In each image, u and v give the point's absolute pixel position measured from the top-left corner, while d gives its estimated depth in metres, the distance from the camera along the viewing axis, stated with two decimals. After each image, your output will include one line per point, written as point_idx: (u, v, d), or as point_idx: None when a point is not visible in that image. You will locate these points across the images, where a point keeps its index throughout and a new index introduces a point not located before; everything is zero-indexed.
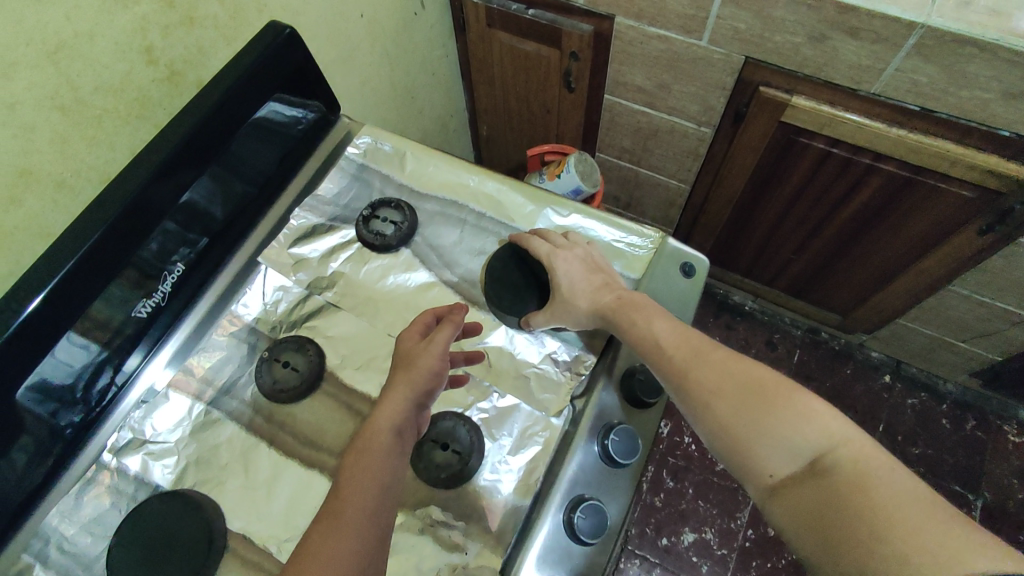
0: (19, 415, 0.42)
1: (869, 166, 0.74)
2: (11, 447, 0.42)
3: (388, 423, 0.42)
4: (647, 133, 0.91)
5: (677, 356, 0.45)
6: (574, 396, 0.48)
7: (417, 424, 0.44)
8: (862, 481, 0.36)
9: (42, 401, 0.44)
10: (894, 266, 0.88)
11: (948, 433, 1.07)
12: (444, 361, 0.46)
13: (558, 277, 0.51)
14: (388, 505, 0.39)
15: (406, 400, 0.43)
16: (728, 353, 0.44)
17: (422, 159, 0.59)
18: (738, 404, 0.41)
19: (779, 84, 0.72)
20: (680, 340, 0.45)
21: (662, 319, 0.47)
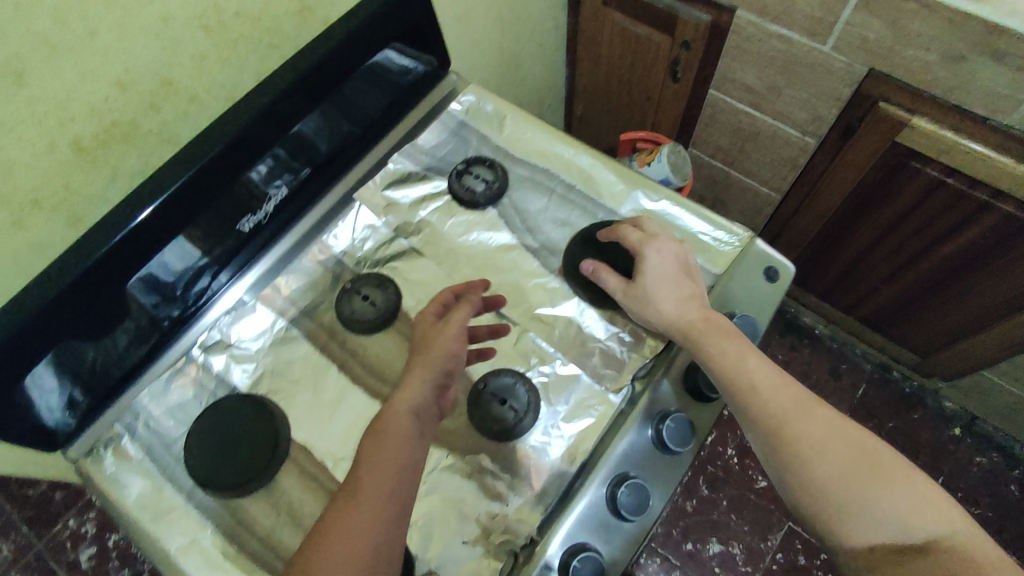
0: (126, 302, 0.47)
1: (985, 203, 0.70)
2: (114, 328, 0.47)
3: (406, 406, 0.43)
4: (747, 135, 0.88)
5: (777, 402, 0.43)
6: (635, 377, 0.48)
7: (438, 405, 0.45)
8: (975, 574, 0.35)
9: (148, 292, 0.48)
10: (992, 313, 0.82)
11: (1017, 500, 1.00)
12: (461, 341, 0.47)
13: (647, 267, 0.48)
14: None
15: (422, 382, 0.44)
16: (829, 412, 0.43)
17: (520, 125, 0.60)
18: (844, 466, 0.40)
19: (900, 102, 0.69)
20: (779, 384, 0.44)
21: (757, 355, 0.45)
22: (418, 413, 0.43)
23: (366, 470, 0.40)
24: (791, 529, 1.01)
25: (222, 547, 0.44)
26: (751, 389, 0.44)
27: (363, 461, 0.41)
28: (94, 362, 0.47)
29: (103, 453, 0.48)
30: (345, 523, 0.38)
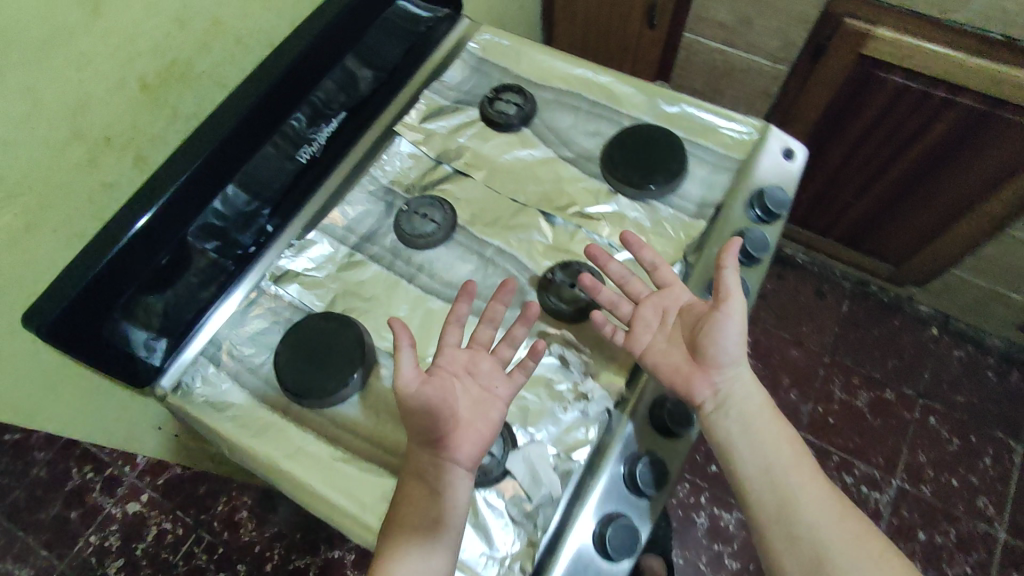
0: (184, 251, 0.48)
1: (945, 99, 0.78)
2: (180, 272, 0.48)
3: (420, 462, 0.44)
4: (722, 72, 0.96)
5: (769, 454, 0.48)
6: (686, 253, 0.53)
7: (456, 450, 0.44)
8: None
9: (208, 241, 0.50)
10: (957, 208, 0.91)
11: (993, 383, 1.10)
12: (443, 394, 0.45)
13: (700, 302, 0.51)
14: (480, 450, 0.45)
15: (419, 444, 0.45)
16: (810, 466, 0.48)
17: (537, 55, 0.64)
18: (817, 519, 0.46)
19: (863, 16, 0.76)
20: (768, 434, 0.49)
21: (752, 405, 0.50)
22: (425, 476, 0.44)
23: (394, 530, 0.43)
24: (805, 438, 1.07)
25: (329, 449, 0.46)
26: (757, 458, 0.48)
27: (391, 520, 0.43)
28: (164, 309, 0.48)
29: (190, 383, 0.49)
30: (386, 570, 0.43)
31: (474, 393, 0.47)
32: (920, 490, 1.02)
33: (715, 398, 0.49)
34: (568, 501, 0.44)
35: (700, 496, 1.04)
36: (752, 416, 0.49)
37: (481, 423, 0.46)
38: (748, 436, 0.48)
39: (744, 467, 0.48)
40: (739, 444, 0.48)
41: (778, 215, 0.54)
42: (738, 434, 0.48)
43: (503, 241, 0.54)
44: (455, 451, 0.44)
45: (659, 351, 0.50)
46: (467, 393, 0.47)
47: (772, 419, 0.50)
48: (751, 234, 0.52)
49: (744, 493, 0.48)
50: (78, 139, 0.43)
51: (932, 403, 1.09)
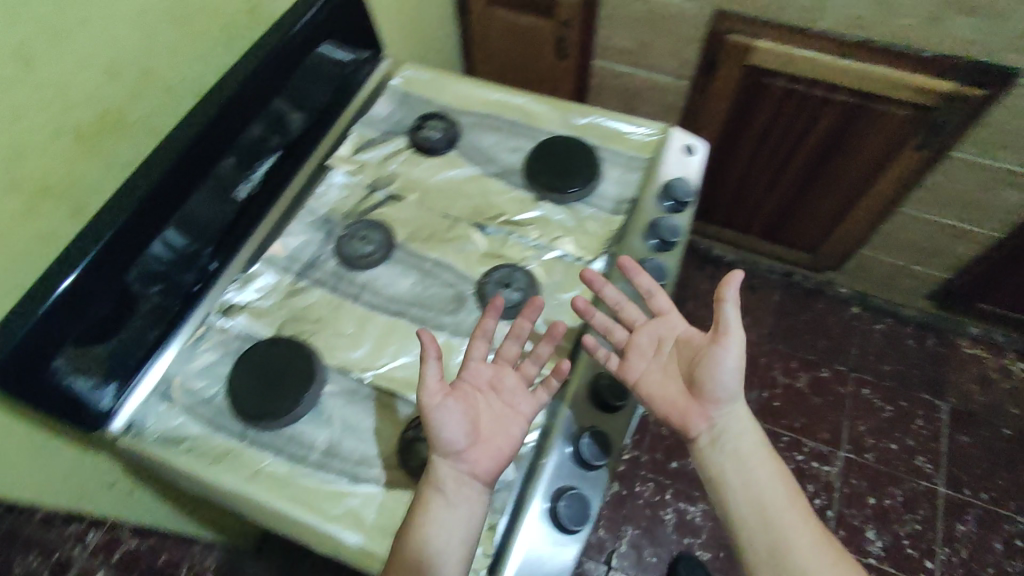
0: (127, 294, 0.49)
1: (824, 98, 0.89)
2: (126, 316, 0.50)
3: (443, 472, 0.46)
4: (632, 93, 1.04)
5: (764, 492, 0.50)
6: (608, 245, 0.57)
7: (478, 463, 0.47)
8: None
9: (151, 283, 0.51)
10: (853, 194, 1.02)
11: (913, 350, 1.19)
12: (466, 407, 0.48)
13: (698, 337, 0.54)
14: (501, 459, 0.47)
15: (445, 458, 0.46)
16: (802, 506, 0.50)
17: (457, 86, 0.69)
18: (808, 559, 0.47)
19: (743, 31, 0.86)
20: (761, 472, 0.51)
21: (745, 445, 0.52)
22: (445, 487, 0.45)
23: (411, 534, 0.44)
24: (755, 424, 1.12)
25: (289, 466, 0.48)
26: (751, 496, 0.50)
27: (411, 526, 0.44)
28: (110, 352, 0.49)
29: (143, 423, 0.50)
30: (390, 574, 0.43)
31: (498, 408, 0.50)
32: (864, 457, 1.09)
33: (708, 430, 0.53)
34: (523, 480, 0.48)
35: (665, 493, 1.07)
36: (746, 450, 0.51)
37: (505, 438, 0.48)
38: (740, 469, 0.51)
39: (736, 501, 0.50)
40: (731, 476, 0.51)
41: (688, 203, 0.58)
42: (730, 467, 0.51)
43: (439, 253, 0.57)
44: (474, 465, 0.46)
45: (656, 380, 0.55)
46: (490, 407, 0.50)
47: (766, 458, 0.52)
48: (661, 220, 0.57)
49: (735, 528, 0.50)
50: (15, 190, 0.44)
51: (864, 375, 1.17)
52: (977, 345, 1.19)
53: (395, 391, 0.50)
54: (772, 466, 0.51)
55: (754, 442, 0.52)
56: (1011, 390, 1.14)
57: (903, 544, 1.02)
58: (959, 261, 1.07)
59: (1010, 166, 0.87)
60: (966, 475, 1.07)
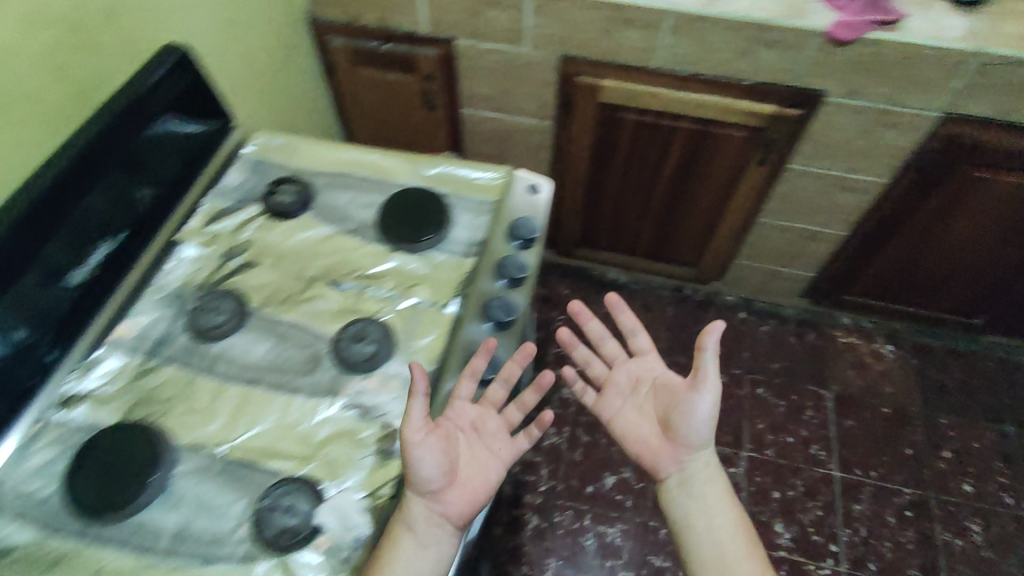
0: None
1: (671, 126, 0.97)
2: None
3: (420, 506, 0.55)
4: (503, 137, 1.09)
5: (718, 526, 0.59)
6: (460, 288, 0.59)
7: (451, 500, 0.57)
8: None
9: None
10: (716, 209, 1.10)
11: (796, 345, 1.28)
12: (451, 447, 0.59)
13: (675, 382, 0.66)
14: (473, 497, 0.59)
15: (421, 496, 0.56)
16: (750, 541, 0.58)
17: (310, 148, 0.71)
18: None
19: (589, 73, 0.93)
20: (719, 510, 0.60)
21: (708, 488, 0.61)
22: (419, 523, 0.55)
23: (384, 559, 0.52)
24: None
25: (134, 559, 0.46)
26: (706, 526, 0.59)
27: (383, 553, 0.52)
28: None
29: None
30: None
31: (477, 447, 0.63)
32: (765, 454, 1.15)
33: (678, 472, 0.62)
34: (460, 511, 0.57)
35: (584, 519, 1.08)
36: (709, 494, 0.60)
37: (477, 480, 0.60)
38: (703, 513, 0.60)
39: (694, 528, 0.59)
40: (693, 511, 0.60)
41: (534, 239, 0.63)
42: (694, 511, 0.60)
43: (294, 316, 0.58)
44: (450, 504, 0.57)
45: (633, 417, 0.67)
46: (470, 445, 0.62)
47: (726, 501, 0.61)
48: (509, 260, 0.61)
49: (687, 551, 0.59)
50: None
51: (757, 375, 1.24)
52: (851, 333, 1.29)
53: (250, 460, 0.50)
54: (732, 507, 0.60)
55: (715, 486, 0.61)
56: (884, 370, 1.24)
57: (809, 532, 1.07)
58: (818, 259, 1.17)
59: (839, 173, 0.98)
60: (855, 455, 1.14)
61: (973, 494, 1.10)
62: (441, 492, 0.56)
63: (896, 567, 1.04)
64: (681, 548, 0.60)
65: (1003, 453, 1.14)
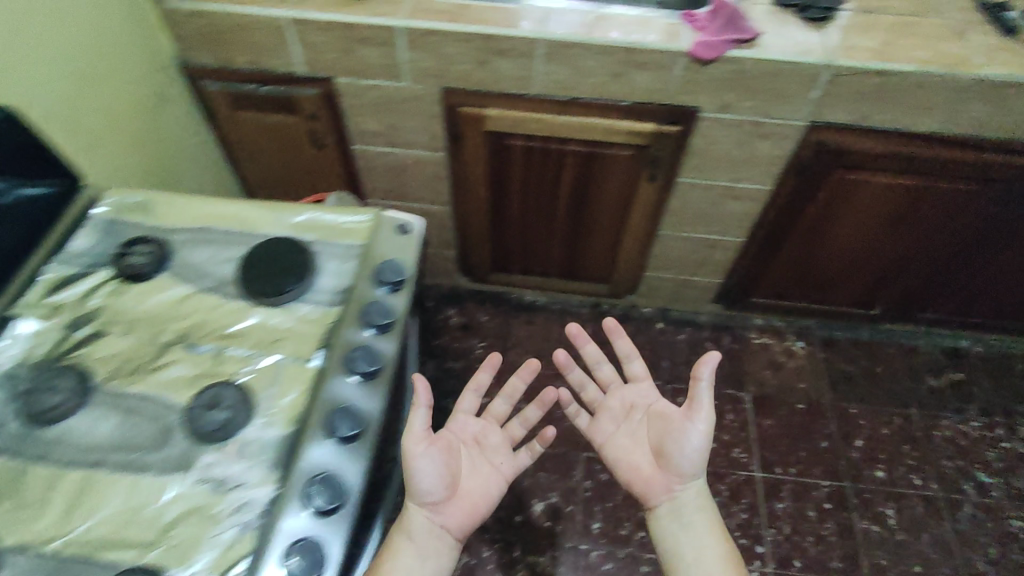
0: None
1: (560, 150, 0.97)
2: None
3: (421, 516, 0.63)
4: (400, 170, 1.08)
5: (704, 545, 0.66)
6: (324, 340, 0.57)
7: (449, 510, 0.65)
8: None
9: None
10: (617, 226, 1.11)
11: (713, 350, 1.31)
12: (454, 455, 0.68)
13: (669, 413, 0.74)
14: (474, 507, 0.67)
15: (419, 508, 0.63)
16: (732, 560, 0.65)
17: (168, 204, 0.67)
18: None
19: (472, 103, 0.93)
20: (706, 533, 0.67)
21: (698, 513, 0.69)
22: (416, 532, 0.62)
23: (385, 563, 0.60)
24: (588, 457, 1.16)
25: None
26: (693, 546, 0.66)
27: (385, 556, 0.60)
28: None
29: None
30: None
31: (476, 457, 0.72)
32: None
33: (667, 498, 0.70)
34: (456, 524, 0.65)
35: (514, 550, 1.06)
36: (695, 518, 0.68)
37: (475, 491, 0.68)
38: (692, 539, 0.67)
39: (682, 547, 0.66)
40: (680, 531, 0.68)
41: (403, 281, 0.62)
42: (681, 531, 0.68)
43: (145, 387, 0.54)
44: (447, 511, 0.64)
45: (625, 442, 0.76)
46: (472, 455, 0.71)
47: (714, 526, 0.68)
48: (374, 304, 0.59)
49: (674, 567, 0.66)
50: None
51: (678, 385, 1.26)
52: (764, 333, 1.33)
53: (87, 554, 0.46)
54: (718, 530, 0.67)
55: (703, 511, 0.69)
56: (796, 366, 1.28)
57: (735, 537, 1.08)
58: (722, 266, 1.20)
59: (725, 183, 1.01)
60: (775, 454, 1.17)
61: (884, 479, 1.14)
62: (445, 502, 0.64)
63: (820, 562, 1.06)
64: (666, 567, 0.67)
65: (910, 437, 1.19)
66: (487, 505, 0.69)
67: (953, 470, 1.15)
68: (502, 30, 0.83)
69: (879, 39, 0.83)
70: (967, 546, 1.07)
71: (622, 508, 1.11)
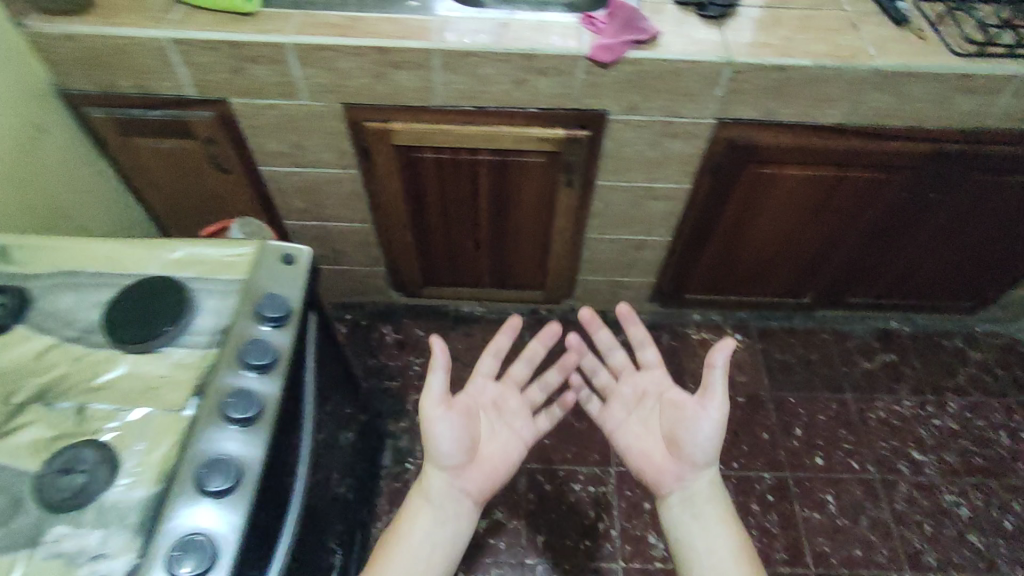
0: None
1: (473, 160, 0.95)
2: None
3: (441, 478, 0.71)
4: (312, 189, 1.04)
5: (714, 530, 0.68)
6: (200, 386, 0.53)
7: (467, 473, 0.72)
8: None
9: None
10: (542, 233, 1.10)
11: None
12: (473, 418, 0.75)
13: (682, 400, 0.75)
14: (495, 467, 0.74)
15: (439, 471, 0.71)
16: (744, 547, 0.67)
17: (29, 245, 0.62)
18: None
19: (376, 118, 0.90)
20: (717, 520, 0.69)
21: (712, 503, 0.70)
22: (438, 493, 0.70)
23: (408, 522, 0.69)
24: (531, 468, 1.14)
25: None
26: (704, 532, 0.68)
27: (409, 513, 0.70)
28: None
29: None
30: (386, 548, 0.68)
31: (498, 418, 0.79)
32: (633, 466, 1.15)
33: (678, 486, 0.72)
34: (480, 485, 0.73)
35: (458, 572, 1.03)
36: (706, 507, 0.70)
37: (498, 451, 0.76)
38: (703, 527, 0.69)
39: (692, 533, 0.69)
40: (688, 518, 0.70)
41: (287, 316, 0.58)
42: (690, 519, 0.70)
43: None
44: (468, 471, 0.72)
45: (637, 428, 0.78)
46: (495, 418, 0.79)
47: (726, 515, 0.70)
48: (252, 343, 0.55)
49: (684, 552, 0.68)
50: None
51: None
52: (702, 328, 1.33)
53: None
54: (729, 519, 0.69)
55: (716, 501, 0.71)
56: (735, 360, 1.28)
57: None
58: (652, 265, 1.20)
59: (643, 184, 1.00)
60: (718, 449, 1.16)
61: (824, 466, 1.15)
62: (466, 464, 0.72)
63: (766, 555, 1.06)
64: (676, 552, 0.69)
65: (846, 421, 1.20)
66: (507, 467, 0.76)
67: (888, 451, 1.17)
68: (396, 42, 0.80)
69: (777, 34, 0.84)
70: (905, 526, 1.09)
71: (566, 518, 1.09)
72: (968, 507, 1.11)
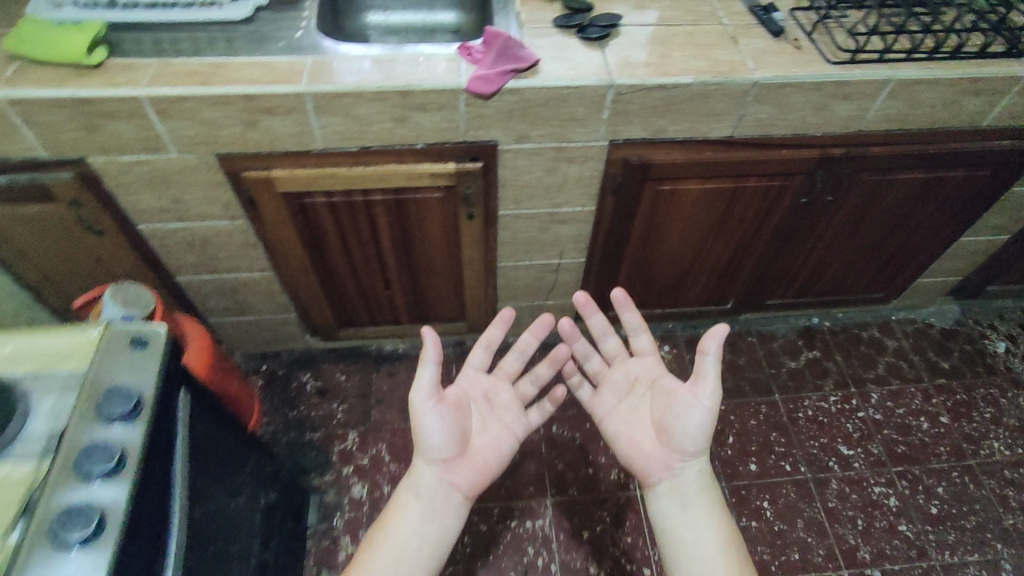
0: None
1: (366, 201, 0.91)
2: None
3: (427, 476, 0.68)
4: (200, 243, 0.98)
5: (701, 522, 0.66)
6: (27, 507, 0.45)
7: (452, 472, 0.68)
8: None
9: None
10: (453, 266, 1.07)
11: None
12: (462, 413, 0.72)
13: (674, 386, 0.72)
14: (485, 463, 0.71)
15: (425, 467, 0.68)
16: (732, 542, 0.64)
17: None
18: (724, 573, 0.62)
19: (255, 165, 0.85)
20: (704, 513, 0.66)
21: (700, 496, 0.68)
22: (423, 491, 0.67)
23: (387, 523, 0.65)
24: None
25: None
26: (691, 524, 0.66)
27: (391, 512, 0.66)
28: None
29: None
30: (364, 549, 0.64)
31: (489, 411, 0.75)
32: (569, 494, 1.12)
33: (666, 476, 0.69)
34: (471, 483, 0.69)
35: None
36: (693, 500, 0.67)
37: (487, 447, 0.72)
38: (689, 521, 0.66)
39: (677, 525, 0.66)
40: (674, 508, 0.67)
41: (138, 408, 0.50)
42: (676, 509, 0.67)
43: None
44: (458, 467, 0.69)
45: (625, 415, 0.76)
46: (484, 411, 0.75)
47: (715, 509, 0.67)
48: (94, 446, 0.47)
49: (669, 544, 0.66)
50: None
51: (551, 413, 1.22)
52: None
53: None
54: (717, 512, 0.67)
55: (703, 493, 0.68)
56: None
57: (621, 563, 1.06)
58: (572, 287, 1.18)
59: (546, 210, 0.98)
60: None
61: (757, 472, 1.15)
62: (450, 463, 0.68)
63: None
64: (661, 542, 0.67)
65: (776, 423, 1.21)
66: (499, 459, 0.72)
67: (817, 449, 1.18)
68: (263, 87, 0.75)
69: (658, 53, 0.83)
70: (837, 523, 1.10)
71: (505, 558, 1.05)
72: (896, 498, 1.13)
